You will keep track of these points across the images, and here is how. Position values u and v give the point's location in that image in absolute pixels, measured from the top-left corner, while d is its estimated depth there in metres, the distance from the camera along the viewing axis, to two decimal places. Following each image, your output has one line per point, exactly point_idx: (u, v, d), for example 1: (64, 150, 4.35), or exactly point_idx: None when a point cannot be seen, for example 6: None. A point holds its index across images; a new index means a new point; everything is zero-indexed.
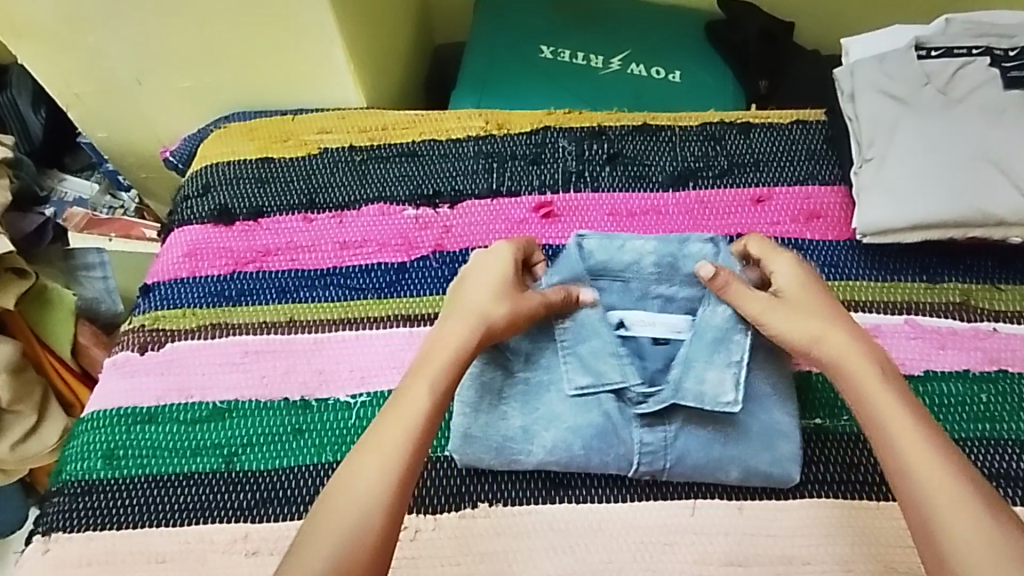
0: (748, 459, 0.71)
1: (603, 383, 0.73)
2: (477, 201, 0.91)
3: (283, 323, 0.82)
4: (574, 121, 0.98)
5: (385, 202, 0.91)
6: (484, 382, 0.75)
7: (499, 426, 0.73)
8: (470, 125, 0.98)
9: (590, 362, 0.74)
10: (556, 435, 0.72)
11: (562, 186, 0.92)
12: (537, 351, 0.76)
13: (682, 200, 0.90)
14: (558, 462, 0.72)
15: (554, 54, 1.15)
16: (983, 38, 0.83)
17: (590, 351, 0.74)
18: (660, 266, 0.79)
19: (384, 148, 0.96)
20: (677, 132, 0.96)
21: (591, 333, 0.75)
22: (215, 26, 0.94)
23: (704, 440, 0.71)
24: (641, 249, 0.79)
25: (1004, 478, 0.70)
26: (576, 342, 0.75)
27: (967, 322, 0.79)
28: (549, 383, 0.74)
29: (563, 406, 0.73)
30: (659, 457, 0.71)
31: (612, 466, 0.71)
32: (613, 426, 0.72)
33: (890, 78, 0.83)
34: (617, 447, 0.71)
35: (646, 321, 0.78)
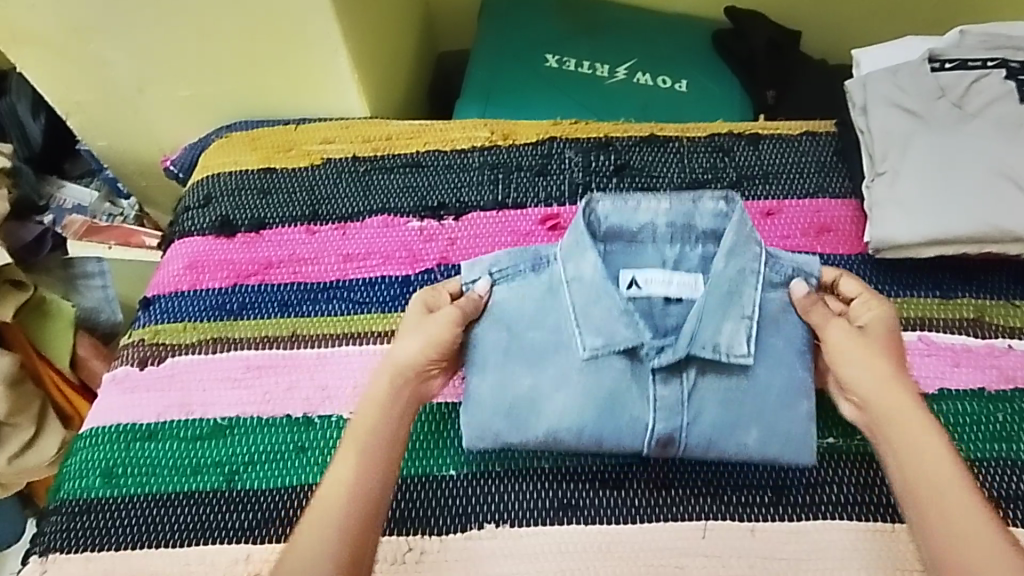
0: (766, 419, 0.70)
1: (615, 343, 0.71)
2: (482, 213, 0.90)
3: (286, 338, 0.81)
4: (580, 132, 0.97)
5: (389, 214, 0.90)
6: (491, 343, 0.74)
7: (510, 387, 0.72)
8: (475, 136, 0.97)
9: (600, 325, 0.72)
10: (569, 398, 0.71)
11: (568, 199, 0.91)
12: (542, 316, 0.74)
13: None
14: (570, 429, 0.71)
15: (559, 63, 1.14)
16: (998, 50, 0.81)
17: (599, 312, 0.72)
18: (673, 222, 0.77)
19: (388, 159, 0.95)
20: (684, 144, 0.95)
21: (597, 292, 0.73)
22: (218, 35, 0.93)
23: (727, 395, 0.71)
24: (652, 220, 0.77)
25: (1020, 500, 0.69)
26: (588, 302, 0.73)
27: (982, 339, 0.78)
28: (561, 342, 0.73)
29: (575, 369, 0.72)
30: (676, 413, 0.70)
31: (627, 436, 0.70)
32: (627, 390, 0.71)
33: (903, 91, 0.81)
34: (631, 411, 0.70)
35: (659, 280, 0.77)
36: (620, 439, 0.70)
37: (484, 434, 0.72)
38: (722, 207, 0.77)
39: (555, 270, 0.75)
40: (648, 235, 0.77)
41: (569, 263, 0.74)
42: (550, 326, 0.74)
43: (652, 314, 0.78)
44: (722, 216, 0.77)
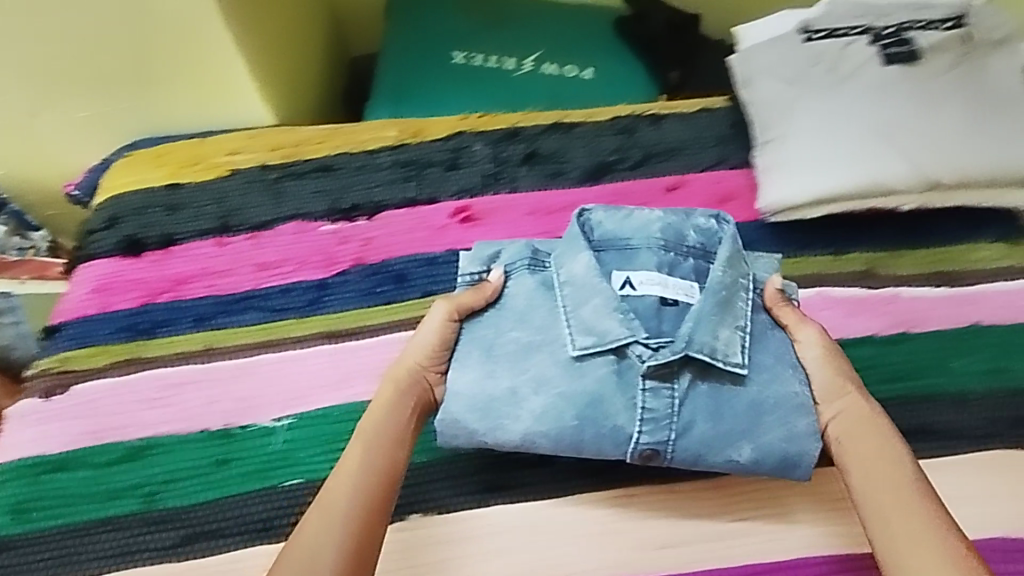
0: (760, 437, 0.69)
1: (607, 341, 0.72)
2: (396, 210, 0.91)
3: (201, 352, 0.80)
4: (487, 125, 0.99)
5: (302, 219, 0.90)
6: (476, 338, 0.74)
7: (486, 387, 0.71)
8: (383, 136, 0.98)
9: (591, 322, 0.73)
10: (546, 400, 0.70)
11: (480, 190, 0.92)
12: (530, 313, 0.75)
13: (599, 193, 0.92)
14: (546, 431, 0.69)
15: (467, 59, 1.15)
16: (864, 18, 0.86)
17: (590, 311, 0.73)
18: (666, 232, 0.80)
19: (299, 165, 0.95)
20: (591, 128, 0.97)
21: (590, 294, 0.74)
22: (111, 49, 0.92)
23: (712, 401, 0.70)
24: (648, 217, 0.80)
25: (917, 432, 0.73)
26: (578, 305, 0.74)
27: (873, 289, 0.82)
28: (541, 345, 0.73)
29: (555, 370, 0.71)
30: (663, 426, 0.69)
31: (609, 445, 0.69)
32: (610, 394, 0.70)
33: (781, 63, 0.86)
34: (611, 417, 0.69)
35: (649, 281, 0.78)
36: (602, 447, 0.69)
37: (458, 431, 0.71)
38: (712, 225, 0.80)
39: (551, 270, 0.77)
40: (641, 236, 0.80)
41: (566, 265, 0.77)
42: (535, 323, 0.74)
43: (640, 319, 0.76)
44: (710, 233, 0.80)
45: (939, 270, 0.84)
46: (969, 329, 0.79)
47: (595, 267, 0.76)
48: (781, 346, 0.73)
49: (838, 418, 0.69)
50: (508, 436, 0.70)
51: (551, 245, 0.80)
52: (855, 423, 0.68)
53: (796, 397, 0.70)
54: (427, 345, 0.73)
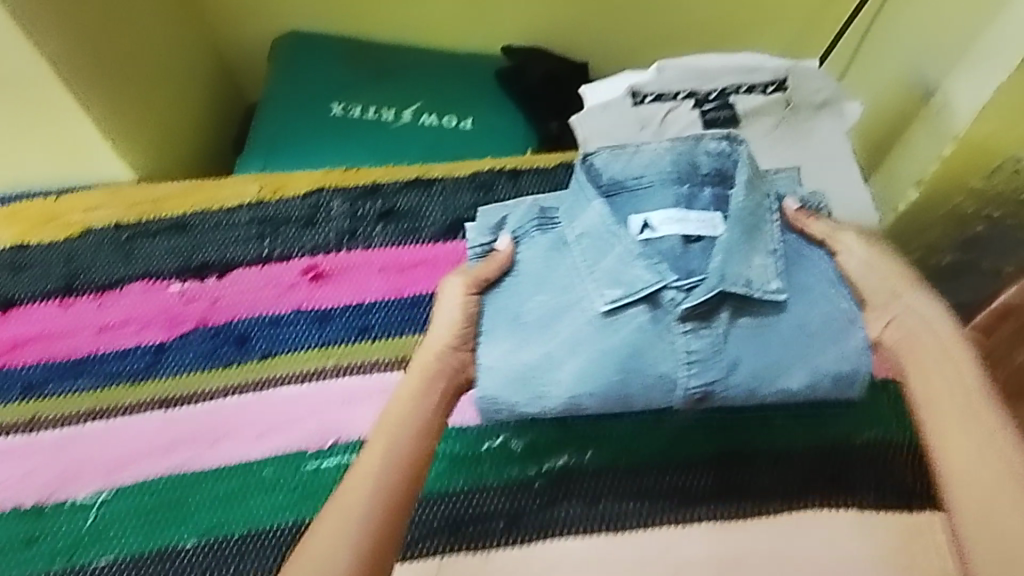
0: (815, 363, 0.71)
1: (636, 291, 0.72)
2: (247, 269, 0.90)
3: (25, 423, 0.78)
4: (350, 180, 0.99)
5: (150, 279, 0.89)
6: (495, 315, 0.74)
7: (519, 357, 0.72)
8: (244, 192, 0.97)
9: (612, 273, 0.73)
10: (581, 363, 0.70)
11: (334, 247, 0.92)
12: (549, 274, 0.76)
13: (451, 250, 0.92)
14: (587, 393, 0.70)
15: (344, 111, 1.16)
16: (688, 84, 0.88)
17: (611, 262, 0.74)
18: (678, 164, 0.79)
19: (153, 223, 0.94)
20: (448, 184, 0.98)
21: (608, 242, 0.75)
22: None
23: (758, 339, 0.71)
24: (657, 152, 0.79)
25: (731, 493, 0.75)
26: (598, 257, 0.74)
27: None
28: (570, 305, 0.73)
29: (588, 330, 0.72)
30: (709, 367, 0.70)
31: (657, 395, 0.71)
32: (648, 343, 0.71)
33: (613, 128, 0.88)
34: (653, 368, 0.70)
35: (669, 221, 0.79)
36: (650, 396, 0.70)
37: (500, 406, 0.72)
38: (724, 147, 0.79)
39: (563, 229, 0.77)
40: (654, 172, 0.79)
41: (577, 220, 0.77)
42: (558, 285, 0.75)
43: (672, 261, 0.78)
44: (721, 156, 0.79)
45: None
46: None
47: (609, 211, 0.76)
48: (822, 266, 0.75)
49: (894, 326, 0.70)
50: (552, 404, 0.71)
51: (557, 203, 0.80)
52: (912, 329, 0.69)
53: (835, 316, 0.72)
54: (447, 326, 0.73)
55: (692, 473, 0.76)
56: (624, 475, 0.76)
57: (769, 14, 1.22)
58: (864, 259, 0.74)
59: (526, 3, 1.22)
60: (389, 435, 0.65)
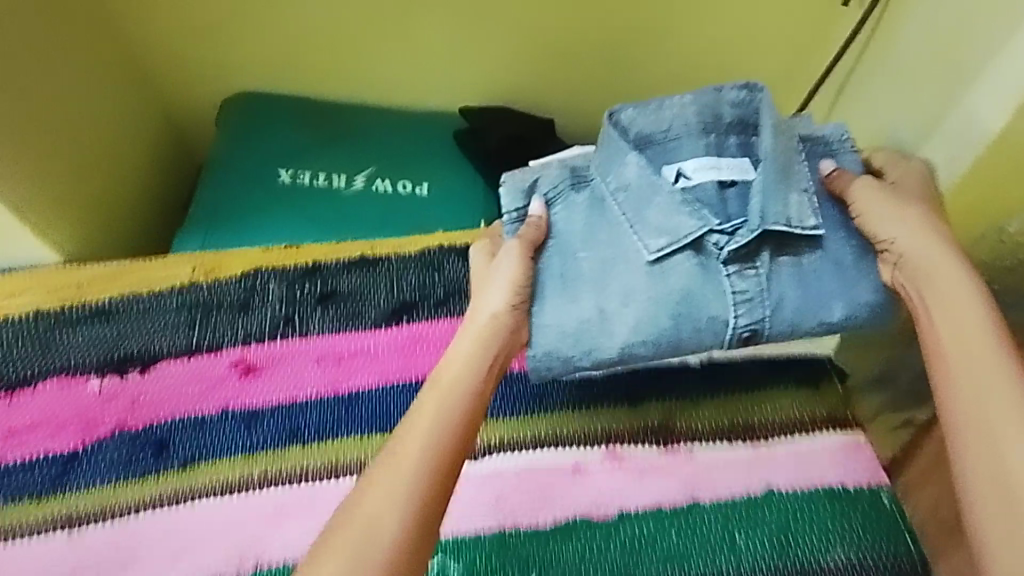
0: (849, 294, 0.72)
1: (681, 237, 0.73)
2: (173, 362, 0.84)
3: None
4: (289, 259, 0.93)
5: (67, 376, 0.83)
6: (553, 269, 0.76)
7: (572, 311, 0.74)
8: (176, 274, 0.91)
9: (661, 224, 0.74)
10: (639, 310, 0.72)
11: (267, 336, 0.86)
12: (592, 232, 0.77)
13: (393, 338, 0.86)
14: (642, 343, 0.72)
15: (293, 178, 1.11)
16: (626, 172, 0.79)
17: (657, 213, 0.75)
18: (703, 114, 0.79)
19: (75, 310, 0.88)
20: (395, 262, 0.92)
21: (649, 192, 0.76)
22: None
23: (798, 278, 0.73)
24: (677, 107, 0.79)
25: None
26: (641, 208, 0.75)
27: (664, 448, 0.76)
28: (618, 258, 0.75)
29: (639, 277, 0.73)
30: (756, 305, 0.72)
31: (708, 337, 0.71)
32: (700, 289, 0.72)
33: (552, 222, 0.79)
34: (707, 309, 0.71)
35: (704, 168, 0.77)
36: (702, 340, 0.71)
37: (553, 360, 0.74)
38: (744, 96, 0.79)
39: (601, 185, 0.79)
40: (679, 125, 0.79)
41: (614, 175, 0.78)
42: (604, 239, 0.76)
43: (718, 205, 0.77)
44: (743, 104, 0.79)
45: (736, 423, 0.78)
46: (759, 494, 0.73)
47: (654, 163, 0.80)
48: (833, 215, 0.75)
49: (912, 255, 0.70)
50: (605, 356, 0.73)
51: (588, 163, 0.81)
52: (918, 239, 0.69)
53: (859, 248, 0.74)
54: (504, 286, 0.74)
55: None
56: None
57: (738, 71, 1.18)
58: (901, 227, 0.70)
59: (485, 63, 1.17)
60: (436, 400, 0.67)
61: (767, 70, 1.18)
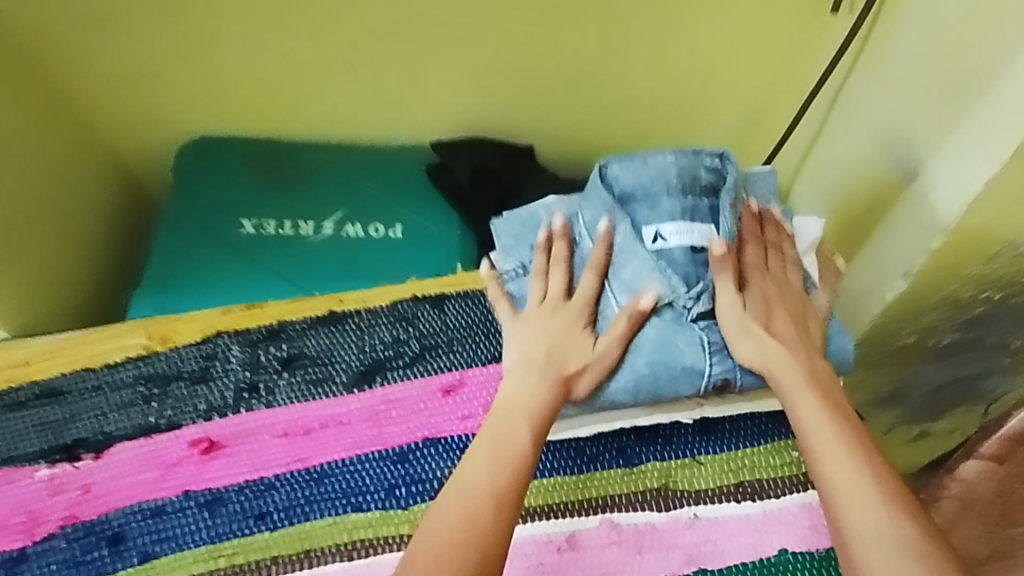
0: None
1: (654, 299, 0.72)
2: (127, 444, 0.77)
3: None
4: (250, 320, 0.86)
5: (11, 466, 0.76)
6: (532, 326, 0.73)
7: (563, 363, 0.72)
8: (128, 344, 0.85)
9: (637, 286, 0.72)
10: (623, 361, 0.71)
11: (229, 408, 0.79)
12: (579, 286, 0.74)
13: (365, 402, 0.79)
14: (627, 388, 0.71)
15: (257, 228, 1.05)
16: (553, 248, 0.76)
17: (630, 273, 0.73)
18: (682, 175, 0.75)
19: (22, 390, 0.82)
20: (363, 317, 0.86)
21: (628, 255, 0.73)
22: None
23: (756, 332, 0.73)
24: (662, 163, 0.75)
25: None
26: (617, 269, 0.73)
27: (665, 512, 0.70)
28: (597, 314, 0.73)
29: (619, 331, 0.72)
30: (725, 353, 0.72)
31: (684, 383, 0.71)
32: (673, 337, 0.71)
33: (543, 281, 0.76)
34: (682, 359, 0.71)
35: (681, 230, 0.73)
36: (679, 387, 0.71)
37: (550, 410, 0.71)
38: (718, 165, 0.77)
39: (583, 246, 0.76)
40: (660, 183, 0.74)
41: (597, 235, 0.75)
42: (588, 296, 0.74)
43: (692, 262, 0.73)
44: (719, 172, 0.76)
45: (742, 480, 0.72)
46: (770, 559, 0.67)
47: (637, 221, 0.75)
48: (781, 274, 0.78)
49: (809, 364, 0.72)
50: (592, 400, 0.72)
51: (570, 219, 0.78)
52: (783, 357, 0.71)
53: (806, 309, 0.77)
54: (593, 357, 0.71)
55: None
56: None
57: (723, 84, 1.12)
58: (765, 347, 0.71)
59: (451, 91, 1.11)
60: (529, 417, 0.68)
61: (749, 81, 1.12)
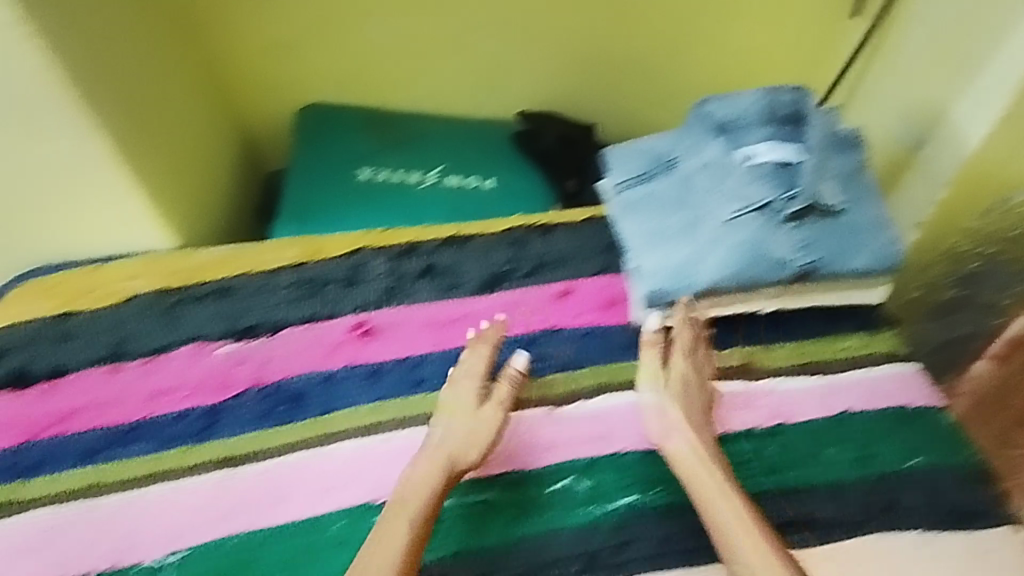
0: (871, 249, 0.81)
1: (751, 203, 0.79)
2: (294, 329, 0.92)
3: (84, 489, 0.79)
4: (388, 240, 1.03)
5: (198, 342, 0.90)
6: (643, 232, 0.83)
7: (670, 259, 0.81)
8: (284, 255, 1.00)
9: (735, 193, 0.80)
10: (722, 255, 0.79)
11: (378, 304, 0.95)
12: (683, 198, 0.83)
13: (493, 302, 0.96)
14: (727, 277, 0.79)
15: (373, 176, 1.23)
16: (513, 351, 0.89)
17: (730, 183, 0.81)
18: (766, 110, 0.83)
19: (198, 288, 0.96)
20: (485, 240, 1.03)
21: (729, 169, 0.82)
22: None
23: (836, 231, 0.80)
24: (752, 98, 0.84)
25: (795, 523, 0.78)
26: (719, 180, 0.82)
27: (750, 382, 0.87)
28: (699, 218, 0.82)
29: (719, 230, 0.80)
30: (812, 250, 0.79)
31: (773, 273, 0.79)
32: (766, 234, 0.79)
33: (653, 198, 0.85)
34: (774, 253, 0.79)
35: (768, 148, 0.81)
36: (770, 276, 0.79)
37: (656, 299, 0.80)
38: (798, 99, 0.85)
39: (683, 167, 0.85)
40: (750, 115, 0.84)
41: (699, 155, 0.84)
42: (691, 206, 0.83)
43: (782, 173, 0.80)
44: (799, 105, 0.84)
45: (810, 359, 0.89)
46: (839, 415, 0.84)
47: (729, 144, 0.83)
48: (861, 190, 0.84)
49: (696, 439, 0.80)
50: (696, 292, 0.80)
51: (670, 147, 0.87)
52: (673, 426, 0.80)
53: (879, 218, 0.83)
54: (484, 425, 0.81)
55: (756, 508, 0.78)
56: (690, 512, 0.78)
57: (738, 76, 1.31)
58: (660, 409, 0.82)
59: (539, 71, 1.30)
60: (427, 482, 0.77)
61: (777, 74, 1.34)
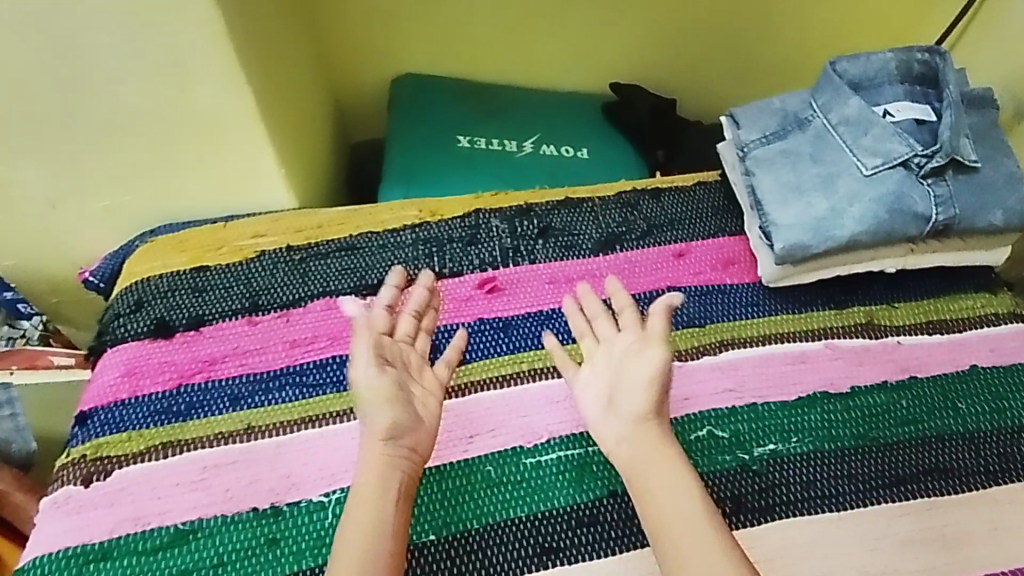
0: (1006, 204, 0.83)
1: (893, 158, 0.82)
2: None
3: (241, 431, 0.82)
4: (502, 203, 1.04)
5: (330, 296, 0.93)
6: (781, 185, 0.85)
7: (810, 211, 0.82)
8: (403, 216, 1.02)
9: (875, 147, 0.83)
10: (864, 207, 0.81)
11: (501, 263, 0.97)
12: (819, 153, 0.85)
13: (611, 262, 0.98)
14: (868, 229, 0.81)
15: (471, 143, 1.26)
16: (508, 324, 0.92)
17: (870, 139, 0.83)
18: (901, 69, 0.86)
19: (323, 246, 0.97)
20: (597, 204, 1.04)
21: (868, 125, 0.84)
22: (125, 146, 0.94)
23: (972, 186, 0.83)
24: (886, 56, 0.86)
25: (936, 472, 0.81)
26: (858, 135, 0.84)
27: (876, 338, 0.89)
28: (839, 171, 0.83)
29: (859, 184, 0.82)
30: (950, 203, 0.82)
31: (913, 225, 0.81)
32: (906, 188, 0.81)
33: (788, 154, 0.87)
34: (915, 206, 0.81)
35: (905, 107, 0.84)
36: (909, 229, 0.81)
37: (796, 250, 0.82)
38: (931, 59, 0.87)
39: (817, 123, 0.87)
40: (884, 75, 0.86)
41: (835, 111, 0.86)
42: (829, 160, 0.85)
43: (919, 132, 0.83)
44: (932, 65, 0.86)
45: (931, 318, 0.91)
46: (965, 371, 0.87)
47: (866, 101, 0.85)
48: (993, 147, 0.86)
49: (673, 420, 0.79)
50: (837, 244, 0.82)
51: (802, 104, 0.89)
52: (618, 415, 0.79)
53: (1013, 173, 0.85)
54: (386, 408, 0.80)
55: (895, 457, 0.81)
56: (833, 459, 0.81)
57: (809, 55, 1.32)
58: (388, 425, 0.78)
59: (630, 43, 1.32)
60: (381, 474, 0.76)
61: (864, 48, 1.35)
